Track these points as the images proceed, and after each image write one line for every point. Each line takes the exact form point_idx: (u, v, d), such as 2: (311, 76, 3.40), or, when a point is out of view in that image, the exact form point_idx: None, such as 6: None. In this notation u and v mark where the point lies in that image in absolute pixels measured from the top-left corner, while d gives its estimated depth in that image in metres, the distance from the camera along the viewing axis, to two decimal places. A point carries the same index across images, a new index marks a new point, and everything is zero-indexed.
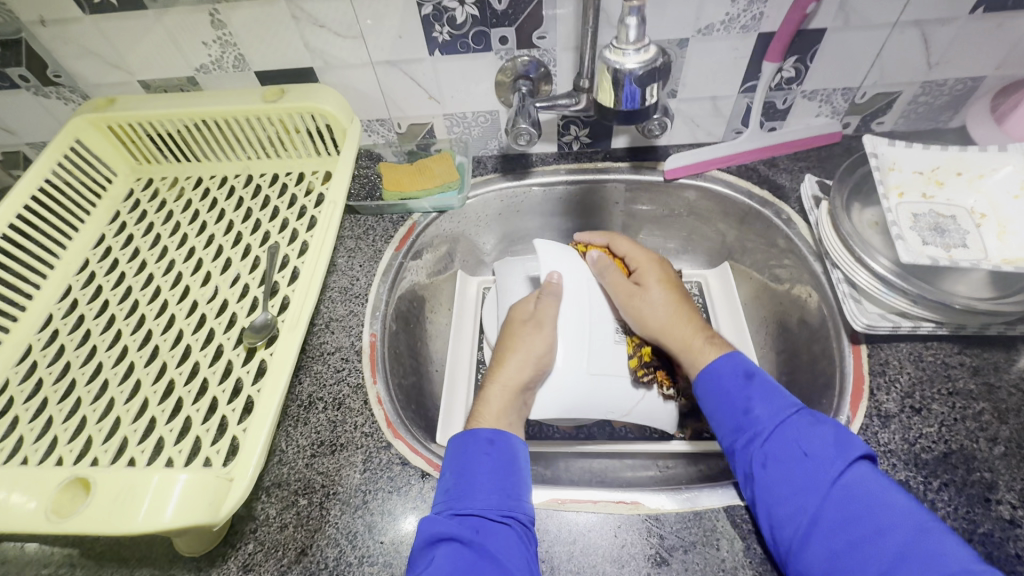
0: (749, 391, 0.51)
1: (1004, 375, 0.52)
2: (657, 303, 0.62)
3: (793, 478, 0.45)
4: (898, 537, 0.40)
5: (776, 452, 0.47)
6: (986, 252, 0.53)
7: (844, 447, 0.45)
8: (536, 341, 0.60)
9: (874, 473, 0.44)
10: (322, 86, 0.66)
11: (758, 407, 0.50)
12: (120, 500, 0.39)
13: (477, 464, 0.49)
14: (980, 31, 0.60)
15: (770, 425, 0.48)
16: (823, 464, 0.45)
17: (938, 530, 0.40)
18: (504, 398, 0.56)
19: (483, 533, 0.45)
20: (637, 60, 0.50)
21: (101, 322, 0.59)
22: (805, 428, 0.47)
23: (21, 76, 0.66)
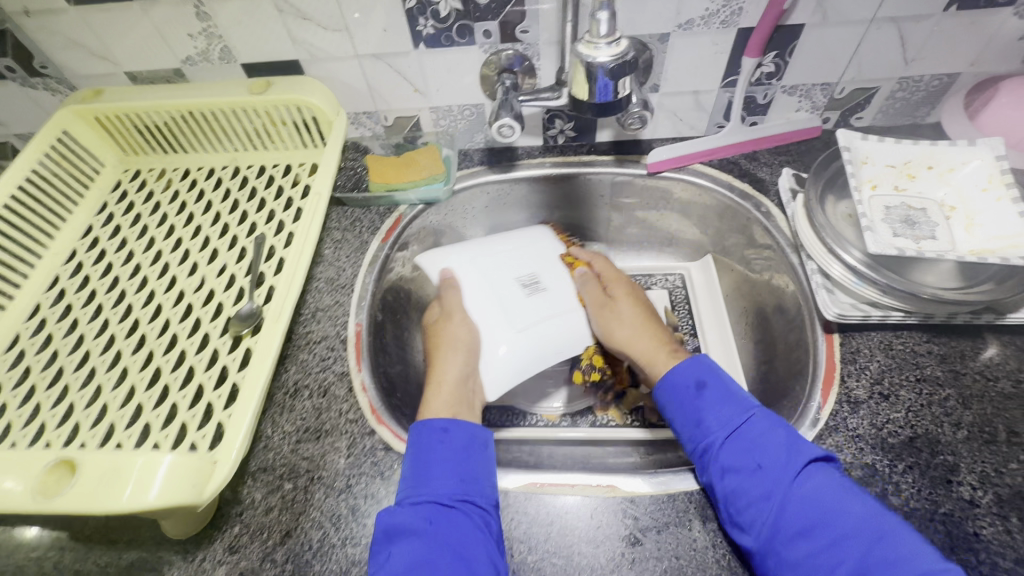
0: (701, 403, 0.53)
1: (970, 363, 0.54)
2: (627, 319, 0.65)
3: (752, 488, 0.46)
4: (858, 542, 0.42)
5: (731, 463, 0.48)
6: (954, 243, 0.54)
7: (797, 451, 0.47)
8: (458, 329, 0.63)
9: (830, 475, 0.46)
10: (308, 78, 0.67)
11: (709, 417, 0.52)
12: (105, 480, 0.40)
13: (433, 453, 0.50)
14: (954, 28, 0.61)
15: (725, 435, 0.50)
16: (780, 471, 0.46)
17: (895, 528, 0.42)
18: (445, 396, 0.57)
19: (439, 522, 0.46)
20: (609, 53, 0.51)
21: (89, 311, 0.59)
22: (758, 435, 0.49)
23: (7, 67, 0.66)
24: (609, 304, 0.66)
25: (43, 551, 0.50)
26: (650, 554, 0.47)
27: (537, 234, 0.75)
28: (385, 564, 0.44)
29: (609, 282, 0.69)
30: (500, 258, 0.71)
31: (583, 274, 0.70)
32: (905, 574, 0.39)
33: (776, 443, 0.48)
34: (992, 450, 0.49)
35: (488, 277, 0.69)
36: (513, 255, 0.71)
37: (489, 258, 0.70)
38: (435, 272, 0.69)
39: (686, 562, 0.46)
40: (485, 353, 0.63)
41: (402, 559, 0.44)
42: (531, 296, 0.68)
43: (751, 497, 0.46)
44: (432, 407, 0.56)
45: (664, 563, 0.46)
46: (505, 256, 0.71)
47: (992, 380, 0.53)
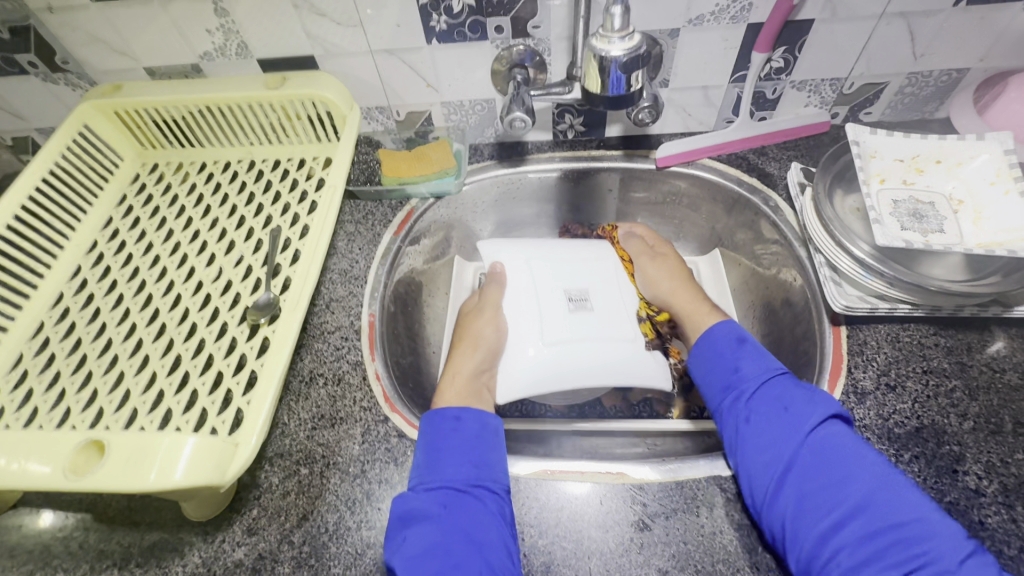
0: (740, 354, 0.56)
1: (976, 355, 0.55)
2: (668, 271, 0.71)
3: (772, 428, 0.49)
4: (866, 485, 0.44)
5: (760, 407, 0.51)
6: (961, 237, 0.55)
7: (822, 403, 0.49)
8: (486, 328, 0.65)
9: (850, 430, 0.48)
10: (323, 73, 0.68)
11: (745, 366, 0.54)
12: (132, 460, 0.41)
13: (445, 440, 0.51)
14: (964, 23, 0.61)
15: (756, 383, 0.53)
16: (803, 417, 0.49)
17: (903, 483, 0.44)
18: (457, 389, 0.59)
19: (452, 506, 0.48)
20: (622, 48, 0.52)
21: (111, 301, 0.61)
22: (789, 385, 0.52)
23: (30, 62, 0.68)
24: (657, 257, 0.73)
25: (68, 531, 0.51)
26: (658, 539, 0.48)
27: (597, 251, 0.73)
28: (400, 548, 0.45)
29: (654, 242, 0.75)
30: (552, 267, 0.70)
31: (625, 235, 0.76)
32: (903, 521, 0.42)
33: (803, 394, 0.50)
34: (998, 440, 0.50)
35: (535, 282, 0.68)
36: (569, 267, 0.70)
37: (542, 263, 0.70)
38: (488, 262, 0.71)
39: (693, 547, 0.47)
40: (507, 353, 0.64)
41: (416, 544, 0.45)
42: (575, 313, 0.66)
43: (770, 435, 0.49)
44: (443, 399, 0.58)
45: (672, 548, 0.47)
46: (561, 268, 0.70)
47: (998, 372, 0.54)
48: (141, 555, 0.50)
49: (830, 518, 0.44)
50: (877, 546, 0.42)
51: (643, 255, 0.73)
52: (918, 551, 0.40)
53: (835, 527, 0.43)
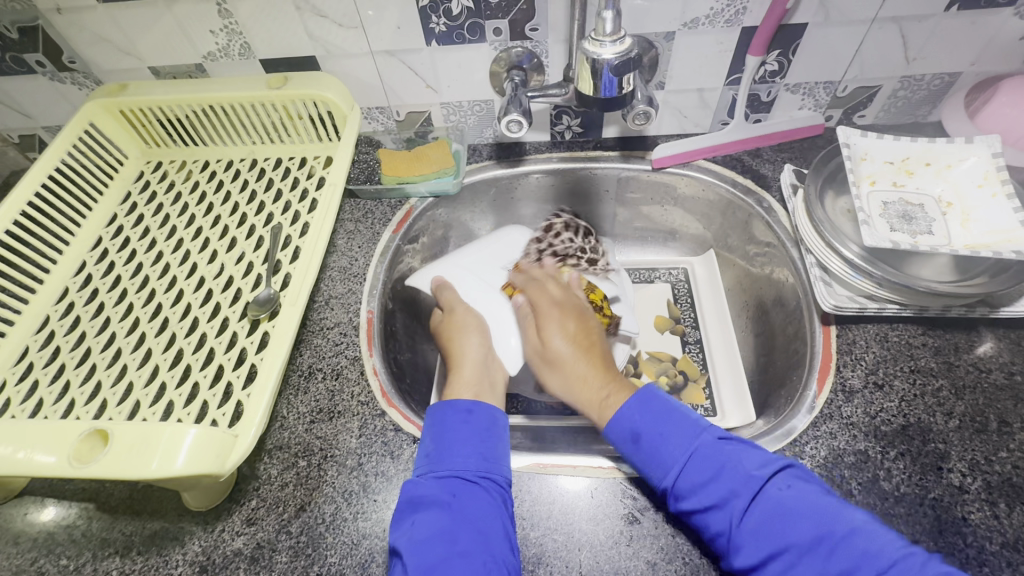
0: (642, 452, 0.49)
1: (963, 355, 0.56)
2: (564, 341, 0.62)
3: (711, 526, 0.45)
4: (817, 562, 0.40)
5: (687, 508, 0.46)
6: (949, 239, 0.56)
7: (744, 476, 0.45)
8: (467, 316, 0.68)
9: (784, 490, 0.44)
10: (324, 74, 0.69)
11: (657, 465, 0.48)
12: (134, 450, 0.42)
13: (456, 431, 0.52)
14: (956, 28, 0.62)
15: (673, 475, 0.47)
16: (731, 505, 0.44)
17: (855, 537, 0.40)
18: (469, 376, 0.61)
19: (462, 494, 0.48)
20: (614, 51, 0.53)
21: (114, 296, 0.62)
22: (705, 467, 0.46)
23: (38, 61, 0.70)
24: (546, 353, 0.63)
25: (71, 520, 0.53)
26: (648, 532, 0.49)
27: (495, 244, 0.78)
28: (409, 531, 0.45)
29: (542, 322, 0.65)
30: (480, 258, 0.76)
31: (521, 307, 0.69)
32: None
33: (724, 472, 0.46)
34: (983, 439, 0.51)
35: (474, 274, 0.74)
36: (486, 252, 0.77)
37: (488, 258, 0.76)
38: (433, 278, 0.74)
39: (682, 540, 0.48)
40: (496, 343, 0.67)
41: (425, 528, 0.45)
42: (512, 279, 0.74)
43: (710, 534, 0.44)
44: (457, 389, 0.59)
45: (661, 541, 0.48)
46: (479, 252, 0.77)
47: (985, 372, 0.54)
48: (142, 544, 0.51)
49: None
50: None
51: (535, 326, 0.66)
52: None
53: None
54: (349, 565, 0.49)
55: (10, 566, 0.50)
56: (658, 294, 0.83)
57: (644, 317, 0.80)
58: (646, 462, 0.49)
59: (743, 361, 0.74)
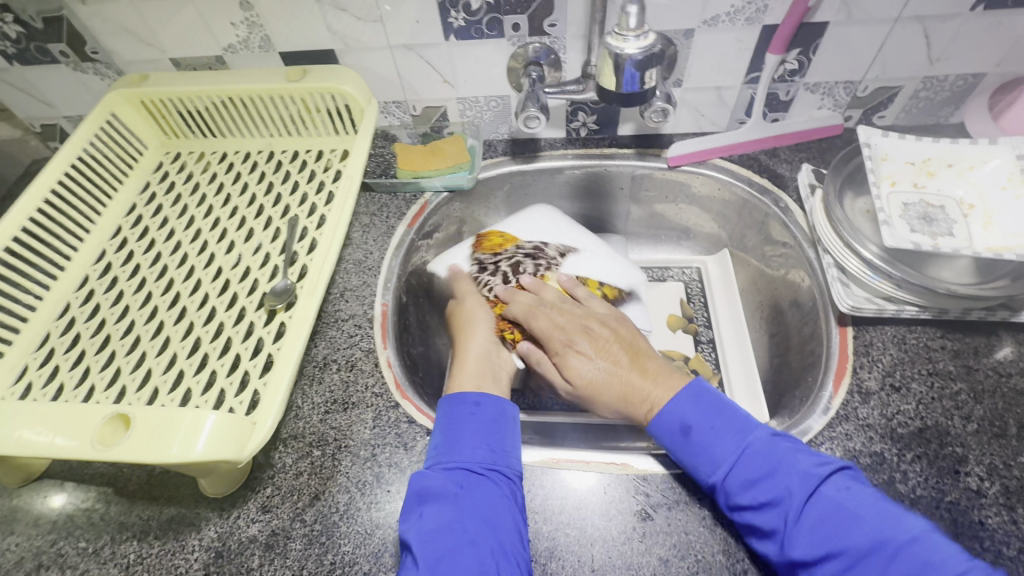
0: (691, 449, 0.50)
1: (983, 358, 0.55)
2: (590, 366, 0.60)
3: (762, 520, 0.44)
4: (874, 564, 0.40)
5: (739, 504, 0.46)
6: (971, 241, 0.55)
7: (798, 475, 0.45)
8: (478, 308, 0.67)
9: (840, 494, 0.44)
10: (342, 67, 0.69)
11: (705, 462, 0.48)
12: (156, 433, 0.43)
13: (464, 423, 0.52)
14: (981, 28, 0.61)
15: (722, 471, 0.47)
16: (785, 502, 0.44)
17: (915, 540, 0.40)
18: (471, 367, 0.60)
19: (469, 485, 0.48)
20: (637, 46, 0.53)
21: (134, 284, 0.63)
22: (757, 462, 0.47)
23: (62, 52, 0.71)
24: (562, 358, 0.61)
25: (89, 504, 0.53)
26: (660, 529, 0.49)
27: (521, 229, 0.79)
28: (417, 523, 0.45)
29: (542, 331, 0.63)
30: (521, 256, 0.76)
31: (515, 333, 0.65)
32: None
33: (776, 471, 0.46)
34: (1002, 444, 0.50)
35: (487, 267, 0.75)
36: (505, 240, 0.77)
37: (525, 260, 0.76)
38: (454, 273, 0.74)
39: (695, 538, 0.48)
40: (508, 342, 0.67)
41: (433, 520, 0.45)
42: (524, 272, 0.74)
43: (764, 530, 0.44)
44: (459, 380, 0.59)
45: (673, 538, 0.48)
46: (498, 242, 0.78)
47: (1004, 376, 0.54)
48: (159, 528, 0.52)
49: None
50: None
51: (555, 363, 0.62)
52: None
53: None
54: (362, 554, 0.49)
55: (31, 547, 0.51)
56: (671, 293, 0.82)
57: (656, 316, 0.80)
58: (693, 456, 0.49)
59: (756, 361, 0.73)
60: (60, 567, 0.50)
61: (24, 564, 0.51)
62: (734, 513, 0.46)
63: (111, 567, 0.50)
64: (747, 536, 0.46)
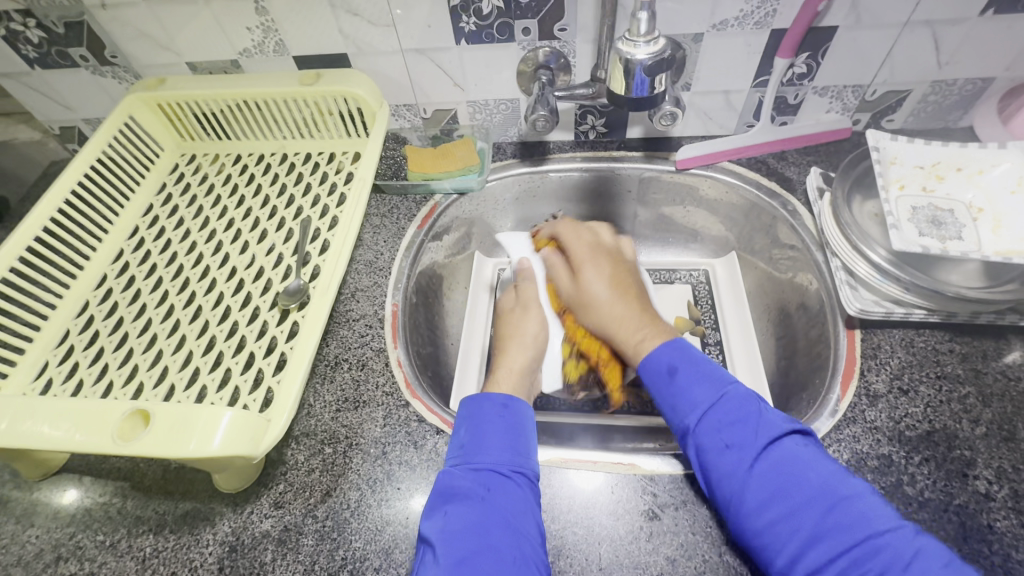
0: (672, 390, 0.52)
1: (991, 362, 0.55)
2: (599, 288, 0.64)
3: (720, 462, 0.47)
4: (812, 513, 0.42)
5: (706, 444, 0.48)
6: (979, 245, 0.55)
7: (765, 427, 0.47)
8: (531, 321, 0.67)
9: (799, 448, 0.46)
10: (354, 71, 0.70)
11: (682, 403, 0.51)
12: (176, 429, 0.44)
13: (491, 424, 0.53)
14: (990, 32, 0.62)
15: (698, 414, 0.50)
16: (748, 447, 0.46)
17: (855, 498, 0.42)
18: (512, 381, 0.61)
19: (495, 488, 0.49)
20: (647, 51, 0.53)
21: (151, 283, 0.64)
22: (730, 410, 0.49)
23: (82, 56, 0.72)
24: (578, 269, 0.66)
25: (106, 498, 0.55)
26: (667, 529, 0.49)
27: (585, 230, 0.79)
28: (441, 521, 0.46)
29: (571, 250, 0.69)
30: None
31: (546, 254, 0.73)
32: (861, 540, 0.40)
33: (744, 421, 0.48)
34: (1011, 448, 0.50)
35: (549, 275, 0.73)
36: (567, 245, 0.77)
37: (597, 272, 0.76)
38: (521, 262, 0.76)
39: (701, 538, 0.49)
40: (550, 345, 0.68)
41: (458, 521, 0.46)
42: None
43: (720, 472, 0.46)
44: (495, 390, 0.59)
45: (680, 538, 0.49)
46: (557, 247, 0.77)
47: (1013, 380, 0.54)
48: (174, 523, 0.53)
49: (790, 551, 0.42)
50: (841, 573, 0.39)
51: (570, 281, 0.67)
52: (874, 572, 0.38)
53: (797, 558, 0.41)
54: (373, 551, 0.50)
55: (50, 539, 0.53)
56: (679, 295, 0.82)
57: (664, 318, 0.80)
58: (672, 396, 0.52)
59: (764, 364, 0.73)
60: (78, 559, 0.51)
61: (44, 556, 0.52)
62: (698, 455, 0.48)
63: (128, 559, 0.51)
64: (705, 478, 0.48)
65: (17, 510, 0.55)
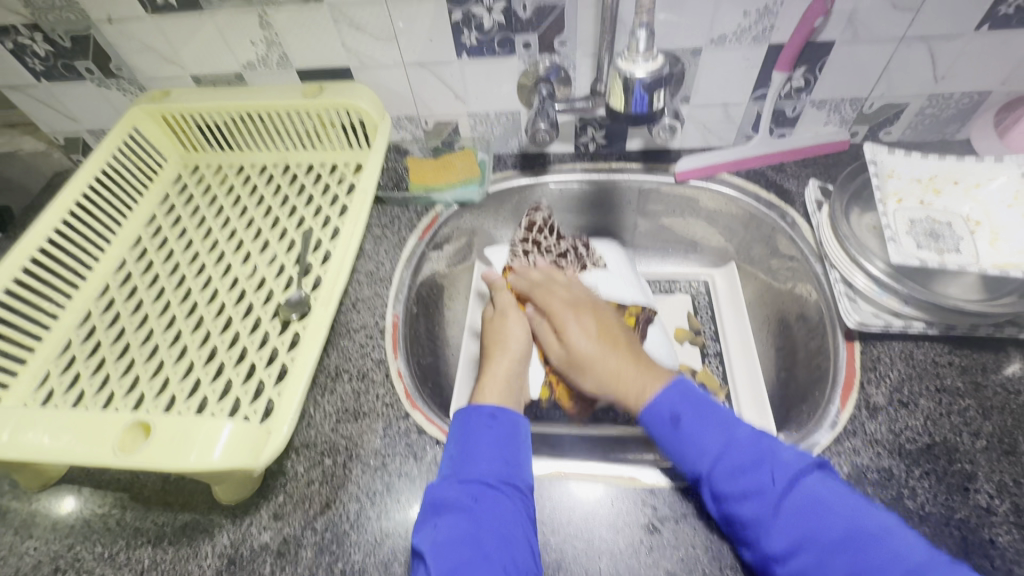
0: (681, 436, 0.53)
1: (991, 375, 0.55)
2: (585, 343, 0.66)
3: (745, 509, 0.47)
4: (846, 552, 0.43)
5: (726, 491, 0.48)
6: (977, 257, 0.56)
7: (779, 467, 0.49)
8: (512, 328, 0.69)
9: (817, 483, 0.47)
10: (357, 84, 0.71)
11: (693, 449, 0.52)
12: (176, 441, 0.44)
13: (480, 435, 0.54)
14: (985, 47, 0.62)
15: (710, 461, 0.50)
16: (769, 491, 0.47)
17: (881, 528, 0.44)
18: (498, 389, 0.62)
19: (484, 499, 0.49)
20: (645, 69, 0.54)
21: (153, 294, 0.65)
22: (741, 455, 0.50)
23: (87, 68, 0.73)
24: (560, 329, 0.68)
25: (105, 509, 0.55)
26: (667, 542, 0.49)
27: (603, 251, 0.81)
28: (432, 533, 0.46)
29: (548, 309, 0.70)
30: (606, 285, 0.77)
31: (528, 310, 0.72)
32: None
33: (757, 465, 0.49)
34: (1011, 461, 0.50)
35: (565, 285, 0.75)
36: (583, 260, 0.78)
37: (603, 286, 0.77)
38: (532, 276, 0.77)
39: (701, 552, 0.48)
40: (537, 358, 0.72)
41: (447, 531, 0.46)
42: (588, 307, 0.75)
43: (745, 519, 0.46)
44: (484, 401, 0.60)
45: (680, 551, 0.48)
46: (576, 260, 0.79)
47: (1013, 393, 0.54)
48: (173, 535, 0.52)
49: None
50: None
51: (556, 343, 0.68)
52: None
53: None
54: (372, 563, 0.50)
55: (48, 551, 0.53)
56: (679, 305, 0.82)
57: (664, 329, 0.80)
58: (680, 444, 0.53)
59: (764, 375, 0.73)
60: (76, 571, 0.51)
61: (42, 568, 0.52)
62: (717, 504, 0.48)
63: (127, 571, 0.51)
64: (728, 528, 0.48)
65: (16, 522, 0.55)
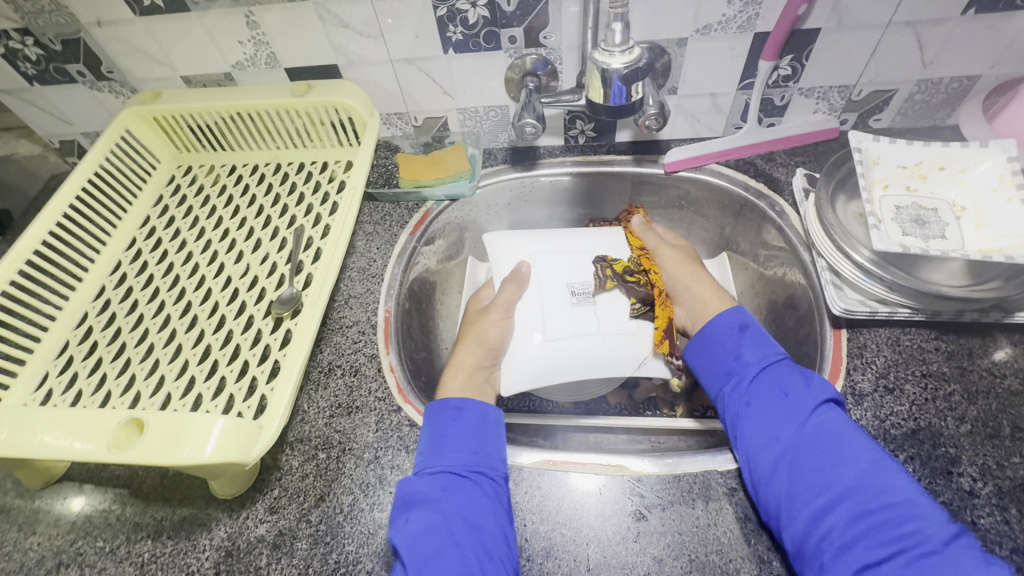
0: (740, 341, 0.58)
1: (977, 360, 0.55)
2: (702, 282, 0.68)
3: (772, 412, 0.51)
4: (854, 469, 0.46)
5: (759, 391, 0.53)
6: (963, 243, 0.57)
7: (818, 389, 0.52)
8: (489, 329, 0.67)
9: (843, 414, 0.50)
10: (345, 82, 0.72)
11: (746, 353, 0.56)
12: (169, 437, 0.45)
13: (450, 428, 0.54)
14: (973, 31, 0.62)
15: (755, 367, 0.55)
16: (799, 403, 0.51)
17: (893, 469, 0.46)
18: (459, 381, 0.62)
19: (454, 489, 0.50)
20: (622, 61, 0.55)
21: (148, 294, 0.66)
22: (786, 371, 0.54)
23: (78, 72, 0.74)
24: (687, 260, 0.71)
25: (106, 505, 0.56)
26: (654, 529, 0.50)
27: (581, 235, 0.77)
28: (404, 528, 0.47)
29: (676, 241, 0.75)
30: (559, 258, 0.75)
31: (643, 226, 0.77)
32: (893, 506, 0.44)
33: (800, 380, 0.52)
34: (995, 444, 0.51)
35: (538, 279, 0.73)
36: (556, 246, 0.76)
37: (544, 257, 0.75)
38: (510, 262, 0.75)
39: (687, 538, 0.49)
40: (512, 346, 0.68)
41: (419, 524, 0.47)
42: (576, 305, 0.71)
43: (772, 419, 0.51)
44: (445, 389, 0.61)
45: (667, 537, 0.49)
46: (547, 246, 0.76)
47: (999, 377, 0.54)
48: (172, 529, 0.54)
49: (819, 502, 0.45)
50: (867, 528, 0.43)
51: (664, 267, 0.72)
52: (908, 532, 0.42)
53: (826, 510, 0.45)
54: (366, 554, 0.51)
55: (51, 547, 0.54)
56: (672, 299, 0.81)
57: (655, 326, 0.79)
58: (733, 347, 0.57)
59: None
60: (79, 565, 0.53)
61: (45, 563, 0.53)
62: (748, 406, 0.53)
63: (127, 565, 0.52)
64: (747, 426, 0.52)
65: (19, 519, 0.56)
